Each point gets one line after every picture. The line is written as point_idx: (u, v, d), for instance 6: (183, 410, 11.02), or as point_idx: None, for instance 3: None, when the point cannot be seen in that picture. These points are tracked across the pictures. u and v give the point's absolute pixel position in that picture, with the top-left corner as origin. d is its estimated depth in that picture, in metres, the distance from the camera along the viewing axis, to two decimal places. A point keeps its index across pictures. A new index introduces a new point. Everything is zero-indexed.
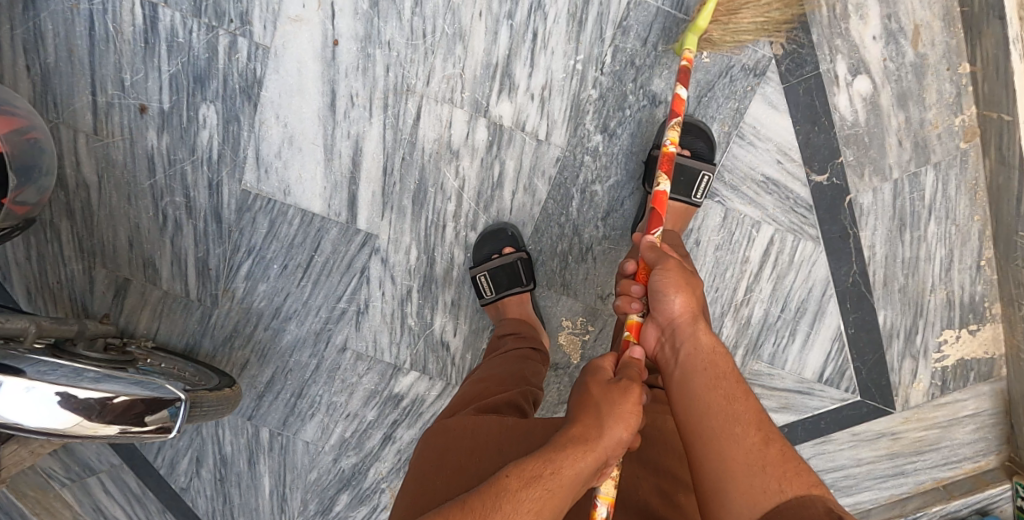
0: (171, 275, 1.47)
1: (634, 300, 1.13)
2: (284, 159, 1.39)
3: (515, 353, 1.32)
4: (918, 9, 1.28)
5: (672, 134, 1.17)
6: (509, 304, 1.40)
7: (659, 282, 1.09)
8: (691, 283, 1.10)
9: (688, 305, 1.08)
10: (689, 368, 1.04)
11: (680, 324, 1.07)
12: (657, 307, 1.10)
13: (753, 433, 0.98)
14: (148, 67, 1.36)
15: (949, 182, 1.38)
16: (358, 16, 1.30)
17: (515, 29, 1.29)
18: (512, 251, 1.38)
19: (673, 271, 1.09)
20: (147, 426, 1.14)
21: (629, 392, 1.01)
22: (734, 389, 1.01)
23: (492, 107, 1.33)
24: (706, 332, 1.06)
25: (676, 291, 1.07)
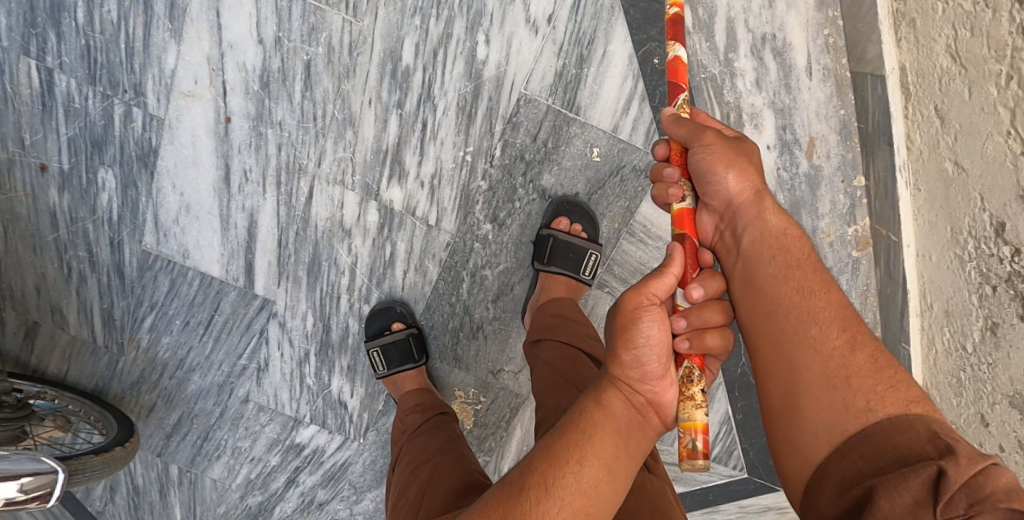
0: (77, 322, 1.47)
1: (671, 185, 0.97)
2: (182, 226, 1.40)
3: (429, 425, 1.30)
4: (815, 121, 1.25)
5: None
6: (404, 380, 1.39)
7: (702, 163, 0.94)
8: (742, 150, 0.94)
9: (744, 179, 0.94)
10: (756, 252, 0.93)
11: (738, 204, 0.94)
12: (708, 189, 0.95)
13: (837, 336, 0.87)
14: (46, 128, 1.36)
15: (839, 287, 1.32)
16: (249, 96, 1.31)
17: (404, 118, 1.29)
18: (402, 326, 1.38)
19: (714, 149, 0.93)
20: (31, 493, 1.18)
21: (627, 298, 0.89)
22: (811, 282, 0.90)
23: (383, 191, 1.33)
24: (773, 209, 0.94)
25: (728, 167, 0.93)
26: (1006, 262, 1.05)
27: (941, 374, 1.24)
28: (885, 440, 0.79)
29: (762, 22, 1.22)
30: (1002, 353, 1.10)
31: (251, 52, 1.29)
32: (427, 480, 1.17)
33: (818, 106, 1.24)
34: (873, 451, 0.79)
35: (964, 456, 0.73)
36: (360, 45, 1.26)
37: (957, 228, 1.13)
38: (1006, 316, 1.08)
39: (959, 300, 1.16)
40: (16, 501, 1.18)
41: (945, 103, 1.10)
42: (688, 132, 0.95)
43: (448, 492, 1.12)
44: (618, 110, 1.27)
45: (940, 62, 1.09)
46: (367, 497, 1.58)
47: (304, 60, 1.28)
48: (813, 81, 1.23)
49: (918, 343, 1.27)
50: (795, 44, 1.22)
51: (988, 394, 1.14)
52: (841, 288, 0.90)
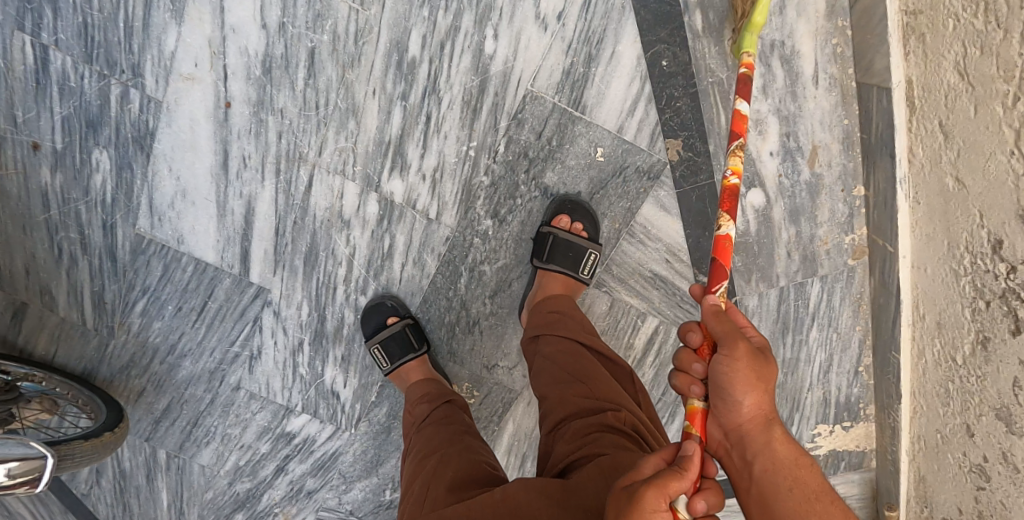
0: (67, 304, 1.47)
1: (695, 383, 0.95)
2: (178, 211, 1.38)
3: (436, 415, 1.29)
4: (819, 130, 1.26)
5: (736, 164, 1.01)
6: (409, 370, 1.38)
7: (725, 376, 0.92)
8: (764, 372, 0.93)
9: (758, 406, 0.92)
10: (770, 485, 0.91)
11: (749, 428, 0.92)
12: (723, 404, 0.93)
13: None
14: (40, 107, 1.33)
15: (834, 294, 1.35)
16: (251, 81, 1.28)
17: (408, 111, 1.27)
18: (396, 320, 1.37)
19: (741, 366, 0.92)
20: (17, 477, 1.18)
21: (645, 499, 0.85)
22: (831, 510, 0.89)
23: (384, 183, 1.32)
24: (782, 440, 0.93)
25: (747, 391, 0.91)
26: (1001, 279, 1.07)
27: (929, 384, 1.26)
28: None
29: (771, 29, 1.22)
30: (991, 367, 1.12)
31: (254, 37, 1.26)
32: (434, 469, 1.17)
33: (822, 115, 1.25)
34: None
35: None
36: (366, 35, 1.24)
37: (953, 242, 1.14)
38: (998, 331, 1.10)
39: (951, 313, 1.18)
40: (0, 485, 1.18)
41: (950, 119, 1.10)
42: (725, 335, 0.93)
43: (453, 480, 1.13)
44: (624, 110, 1.26)
45: (947, 78, 1.09)
46: (356, 488, 1.58)
47: (308, 47, 1.26)
48: (819, 90, 1.24)
49: (908, 351, 1.29)
50: (802, 53, 1.22)
51: (975, 406, 1.16)
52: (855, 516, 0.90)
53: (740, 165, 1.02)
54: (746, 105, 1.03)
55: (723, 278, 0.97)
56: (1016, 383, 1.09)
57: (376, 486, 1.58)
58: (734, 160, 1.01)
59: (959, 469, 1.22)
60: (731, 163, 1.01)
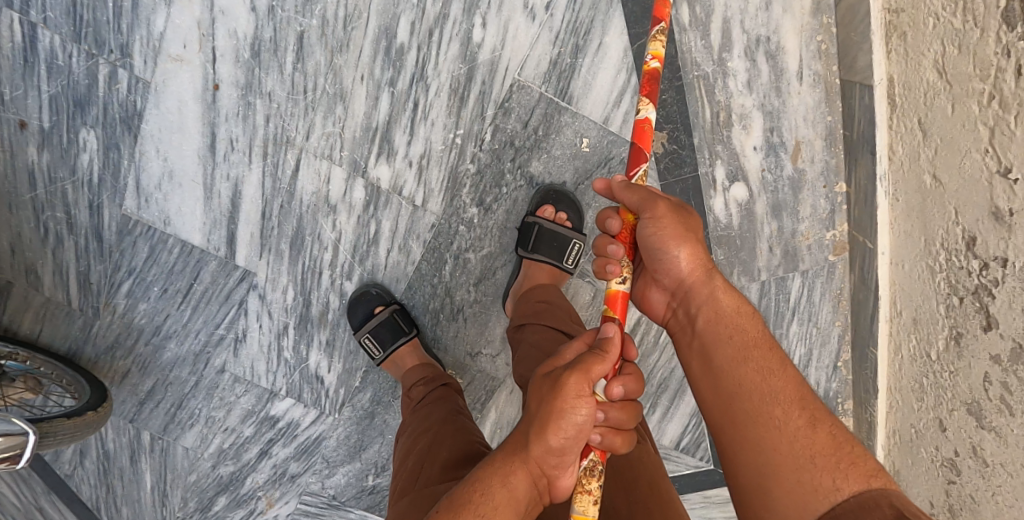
0: (52, 284, 1.48)
1: (610, 263, 0.98)
2: (165, 192, 1.39)
3: (432, 397, 1.31)
4: (802, 126, 1.27)
5: (658, 47, 0.98)
6: (404, 355, 1.38)
7: (654, 237, 0.97)
8: (690, 224, 0.98)
9: (693, 258, 0.97)
10: (711, 333, 0.97)
11: (692, 283, 0.98)
12: (660, 266, 0.99)
13: (797, 414, 0.92)
14: (27, 85, 1.34)
15: (815, 289, 1.36)
16: (239, 64, 1.29)
17: (395, 97, 1.28)
18: (383, 308, 1.37)
19: (666, 225, 0.96)
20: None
21: (569, 384, 0.91)
22: (768, 361, 0.94)
23: (370, 168, 1.33)
24: (723, 289, 0.98)
25: (679, 245, 0.96)
26: (974, 275, 1.09)
27: (905, 379, 1.28)
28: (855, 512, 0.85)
29: (757, 24, 1.23)
30: (964, 362, 1.13)
31: (243, 19, 1.26)
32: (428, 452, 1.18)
33: (806, 111, 1.26)
34: None
35: None
36: (355, 20, 1.25)
37: (930, 239, 1.16)
38: (971, 327, 1.11)
39: (927, 308, 1.19)
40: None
41: (928, 117, 1.12)
42: (644, 202, 0.96)
43: (445, 461, 1.14)
44: (610, 101, 1.26)
45: (926, 77, 1.11)
46: (339, 472, 1.60)
47: (297, 31, 1.26)
48: (804, 86, 1.25)
49: (885, 347, 1.31)
50: (787, 49, 1.23)
51: (947, 400, 1.18)
52: (794, 363, 0.95)
53: (663, 48, 0.99)
54: None
55: (642, 161, 0.98)
56: (987, 378, 1.10)
57: (359, 470, 1.60)
58: (655, 43, 0.98)
59: (931, 463, 1.24)
60: (653, 47, 0.99)
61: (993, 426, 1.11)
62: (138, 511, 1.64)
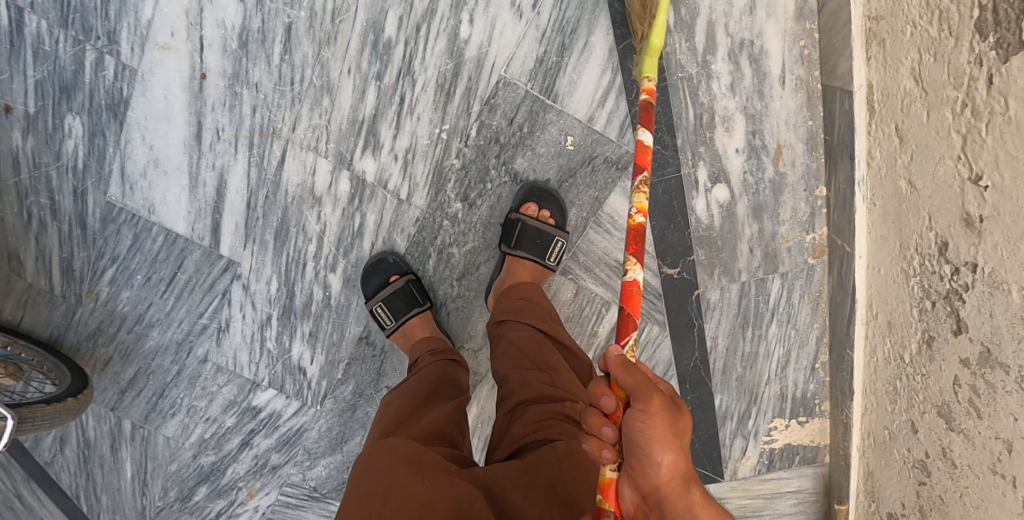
0: (35, 269, 1.49)
1: (605, 447, 0.96)
2: (149, 180, 1.39)
3: (437, 364, 1.30)
4: (783, 129, 1.28)
5: (642, 202, 1.06)
6: (413, 326, 1.37)
7: (640, 433, 0.92)
8: (679, 427, 0.93)
9: (675, 467, 0.92)
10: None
11: (667, 491, 0.92)
12: (638, 465, 0.94)
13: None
14: (12, 69, 1.33)
15: (794, 290, 1.39)
16: (226, 54, 1.29)
17: (382, 90, 1.28)
18: (399, 277, 1.36)
19: (654, 422, 0.92)
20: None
21: None
22: None
23: (356, 161, 1.33)
24: (701, 505, 0.92)
25: (663, 451, 0.91)
26: (946, 280, 1.10)
27: (880, 381, 1.29)
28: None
29: (741, 28, 1.24)
30: (935, 366, 1.15)
31: (231, 9, 1.26)
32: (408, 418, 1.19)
33: (788, 115, 1.28)
34: None
35: None
36: (343, 13, 1.25)
37: (905, 244, 1.17)
38: (942, 331, 1.13)
39: (902, 312, 1.21)
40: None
41: (905, 122, 1.12)
42: (636, 387, 0.94)
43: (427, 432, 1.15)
44: (595, 100, 1.27)
45: (905, 84, 1.11)
46: (319, 464, 1.63)
47: (285, 22, 1.26)
48: (786, 90, 1.26)
49: (862, 349, 1.33)
50: (771, 52, 1.25)
51: (919, 403, 1.20)
52: None
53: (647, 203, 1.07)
54: (648, 136, 1.08)
55: (631, 329, 1.02)
56: (956, 381, 1.12)
57: (340, 462, 1.62)
58: (639, 198, 1.06)
59: (904, 464, 1.25)
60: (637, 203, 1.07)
61: (962, 429, 1.12)
62: (117, 501, 1.69)
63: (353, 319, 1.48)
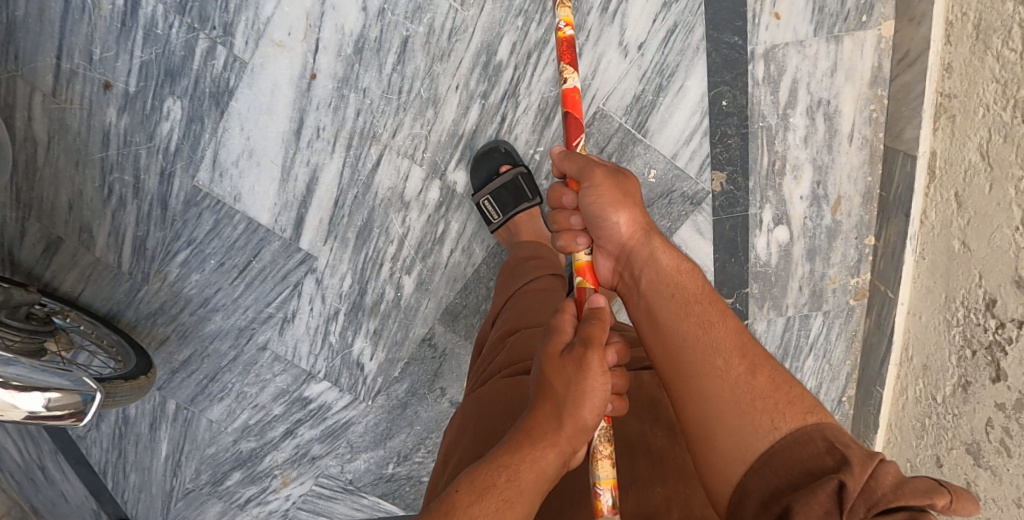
0: (106, 245, 1.52)
1: (578, 235, 1.09)
2: (241, 169, 1.43)
3: (535, 285, 1.30)
4: (845, 182, 1.41)
5: (565, 13, 1.09)
6: (520, 223, 1.39)
7: (591, 203, 1.05)
8: (626, 190, 1.06)
9: (631, 221, 1.05)
10: (656, 294, 1.03)
11: (632, 243, 1.06)
12: (602, 230, 1.07)
13: (738, 361, 0.96)
14: (120, 48, 1.37)
15: (832, 328, 1.51)
16: (340, 58, 1.34)
17: (486, 109, 1.36)
18: (510, 168, 1.35)
19: (603, 190, 1.05)
20: (53, 410, 1.25)
21: (592, 362, 0.99)
22: (709, 313, 1.00)
23: (449, 172, 1.41)
24: (662, 248, 1.05)
25: (616, 210, 1.04)
26: (990, 332, 1.23)
27: (907, 418, 1.43)
28: (787, 458, 0.89)
29: (821, 88, 1.35)
30: (968, 407, 1.29)
31: (352, 17, 1.31)
32: (508, 357, 1.19)
33: (851, 170, 1.40)
34: (780, 467, 0.89)
35: (855, 463, 0.85)
36: (460, 33, 1.32)
37: (950, 297, 1.31)
38: (980, 377, 1.26)
39: (939, 357, 1.34)
40: (39, 414, 1.25)
41: (965, 191, 1.25)
42: (580, 174, 1.06)
43: (511, 357, 1.19)
44: (681, 139, 1.38)
45: (969, 156, 1.23)
46: (359, 458, 1.68)
47: (402, 35, 1.32)
48: (852, 146, 1.39)
49: (890, 388, 1.46)
50: (844, 112, 1.36)
51: (948, 440, 1.33)
52: (734, 313, 1.00)
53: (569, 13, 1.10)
54: None
55: (579, 135, 1.08)
56: (989, 422, 1.25)
57: (380, 458, 1.68)
58: (563, 11, 1.09)
59: None
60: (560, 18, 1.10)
61: (990, 465, 1.25)
62: (145, 481, 1.75)
63: (419, 320, 1.53)
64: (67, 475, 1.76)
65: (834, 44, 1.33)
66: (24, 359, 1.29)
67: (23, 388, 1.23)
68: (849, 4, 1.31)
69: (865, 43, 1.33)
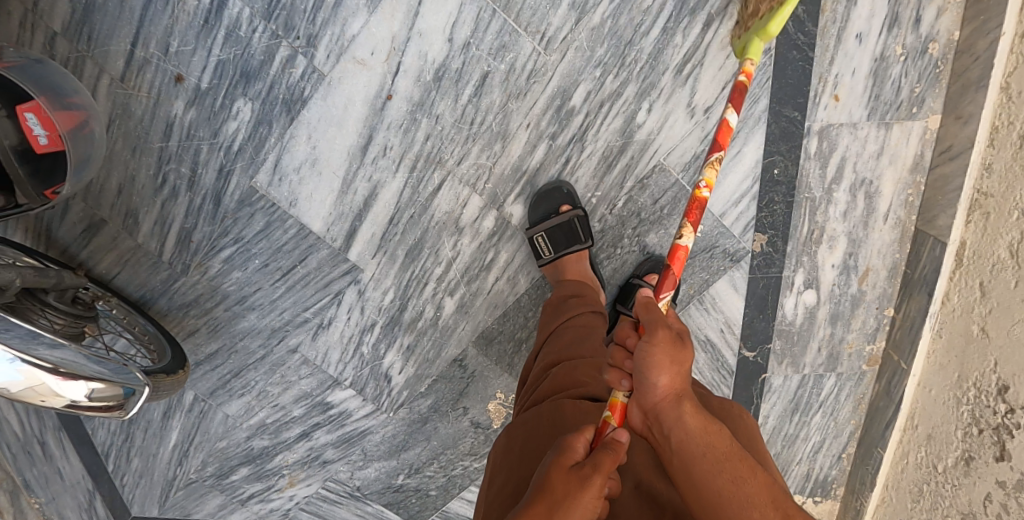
0: (149, 232, 1.51)
1: (623, 378, 1.07)
2: (301, 176, 1.45)
3: (579, 320, 1.35)
4: (875, 256, 1.48)
5: (710, 177, 1.14)
6: (567, 263, 1.43)
7: (643, 358, 1.03)
8: (680, 356, 1.03)
9: (672, 383, 1.04)
10: (686, 455, 1.04)
11: (662, 405, 1.05)
12: (641, 384, 1.05)
13: (772, 512, 1.03)
14: (198, 44, 1.38)
15: (843, 389, 1.57)
16: (419, 83, 1.37)
17: (552, 149, 1.41)
18: (568, 209, 1.40)
19: (658, 348, 1.02)
20: (97, 401, 1.21)
21: (592, 482, 1.00)
22: (737, 468, 1.04)
23: (507, 204, 1.45)
24: (691, 411, 1.05)
25: (660, 375, 1.02)
26: (999, 415, 1.34)
27: (904, 482, 1.52)
28: None
29: (867, 169, 1.42)
30: (968, 480, 1.39)
31: (437, 46, 1.35)
32: (552, 386, 1.24)
33: (882, 246, 1.47)
34: None
35: None
36: (539, 76, 1.36)
37: (963, 377, 1.41)
38: (983, 454, 1.37)
39: (944, 429, 1.44)
40: (81, 404, 1.20)
41: (990, 282, 1.35)
42: (650, 324, 1.03)
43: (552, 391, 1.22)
44: (731, 200, 1.44)
45: (998, 252, 1.34)
46: (371, 466, 1.70)
47: (483, 69, 1.36)
48: (885, 225, 1.45)
49: (891, 451, 1.55)
50: (883, 193, 1.43)
51: (944, 507, 1.43)
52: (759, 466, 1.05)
53: (713, 179, 1.15)
54: (735, 117, 1.16)
55: (668, 291, 1.10)
56: (987, 498, 1.35)
57: (392, 468, 1.70)
58: (709, 174, 1.14)
59: None
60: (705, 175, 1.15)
61: None
62: (148, 466, 1.71)
63: (454, 341, 1.58)
64: (66, 453, 1.70)
65: (884, 130, 1.39)
66: (68, 345, 1.24)
67: (69, 375, 1.19)
68: (903, 95, 1.37)
69: (911, 132, 1.39)
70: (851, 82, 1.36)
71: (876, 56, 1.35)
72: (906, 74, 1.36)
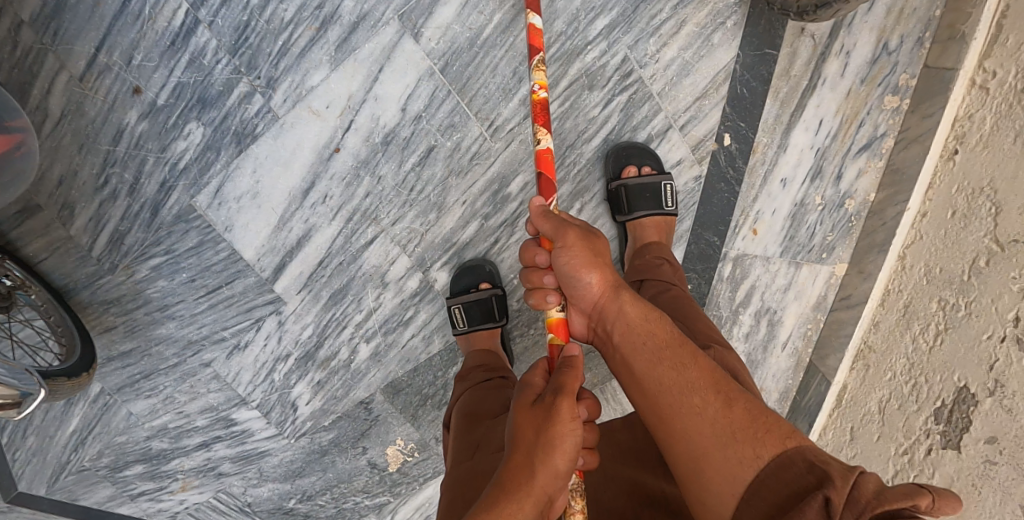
0: (83, 227, 1.51)
1: (548, 293, 1.17)
2: (239, 205, 1.49)
3: (490, 384, 1.37)
4: (769, 379, 1.54)
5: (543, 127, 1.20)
6: (478, 338, 1.49)
7: (566, 262, 1.13)
8: (596, 248, 1.15)
9: (603, 280, 1.13)
10: (629, 344, 1.11)
11: (601, 302, 1.13)
12: (574, 290, 1.14)
13: (715, 399, 1.04)
14: (161, 63, 1.42)
15: None
16: (367, 142, 1.45)
17: (483, 228, 1.50)
18: (487, 287, 1.49)
19: (575, 252, 1.13)
20: None
21: (562, 407, 1.06)
22: (674, 360, 1.08)
23: (432, 269, 1.53)
24: (629, 301, 1.13)
25: (588, 270, 1.12)
26: None
27: None
28: (780, 483, 0.96)
29: (773, 299, 1.50)
30: None
31: (389, 113, 1.44)
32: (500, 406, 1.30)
33: (778, 371, 1.53)
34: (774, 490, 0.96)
35: (836, 477, 0.93)
36: (481, 158, 1.47)
37: None
38: None
39: None
40: None
41: (859, 429, 1.44)
42: (554, 231, 1.14)
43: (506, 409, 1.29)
44: None
45: (870, 405, 1.43)
46: (265, 486, 1.71)
47: (429, 143, 1.46)
48: (783, 353, 1.53)
49: None
50: (785, 324, 1.51)
51: None
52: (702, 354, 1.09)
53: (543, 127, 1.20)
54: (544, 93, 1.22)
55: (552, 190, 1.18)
56: None
57: (284, 491, 1.71)
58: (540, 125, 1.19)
59: None
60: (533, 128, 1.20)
61: None
62: (43, 447, 1.64)
63: (363, 384, 1.62)
64: None
65: (793, 268, 1.48)
66: None
67: None
68: (815, 240, 1.47)
69: (818, 275, 1.49)
70: (770, 219, 1.45)
71: (795, 201, 1.44)
72: (821, 222, 1.46)
